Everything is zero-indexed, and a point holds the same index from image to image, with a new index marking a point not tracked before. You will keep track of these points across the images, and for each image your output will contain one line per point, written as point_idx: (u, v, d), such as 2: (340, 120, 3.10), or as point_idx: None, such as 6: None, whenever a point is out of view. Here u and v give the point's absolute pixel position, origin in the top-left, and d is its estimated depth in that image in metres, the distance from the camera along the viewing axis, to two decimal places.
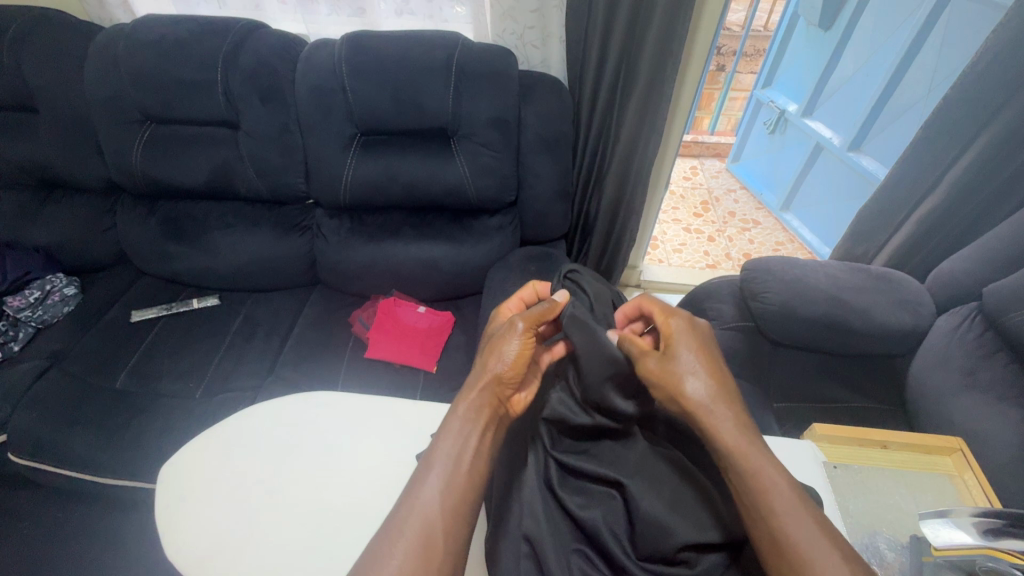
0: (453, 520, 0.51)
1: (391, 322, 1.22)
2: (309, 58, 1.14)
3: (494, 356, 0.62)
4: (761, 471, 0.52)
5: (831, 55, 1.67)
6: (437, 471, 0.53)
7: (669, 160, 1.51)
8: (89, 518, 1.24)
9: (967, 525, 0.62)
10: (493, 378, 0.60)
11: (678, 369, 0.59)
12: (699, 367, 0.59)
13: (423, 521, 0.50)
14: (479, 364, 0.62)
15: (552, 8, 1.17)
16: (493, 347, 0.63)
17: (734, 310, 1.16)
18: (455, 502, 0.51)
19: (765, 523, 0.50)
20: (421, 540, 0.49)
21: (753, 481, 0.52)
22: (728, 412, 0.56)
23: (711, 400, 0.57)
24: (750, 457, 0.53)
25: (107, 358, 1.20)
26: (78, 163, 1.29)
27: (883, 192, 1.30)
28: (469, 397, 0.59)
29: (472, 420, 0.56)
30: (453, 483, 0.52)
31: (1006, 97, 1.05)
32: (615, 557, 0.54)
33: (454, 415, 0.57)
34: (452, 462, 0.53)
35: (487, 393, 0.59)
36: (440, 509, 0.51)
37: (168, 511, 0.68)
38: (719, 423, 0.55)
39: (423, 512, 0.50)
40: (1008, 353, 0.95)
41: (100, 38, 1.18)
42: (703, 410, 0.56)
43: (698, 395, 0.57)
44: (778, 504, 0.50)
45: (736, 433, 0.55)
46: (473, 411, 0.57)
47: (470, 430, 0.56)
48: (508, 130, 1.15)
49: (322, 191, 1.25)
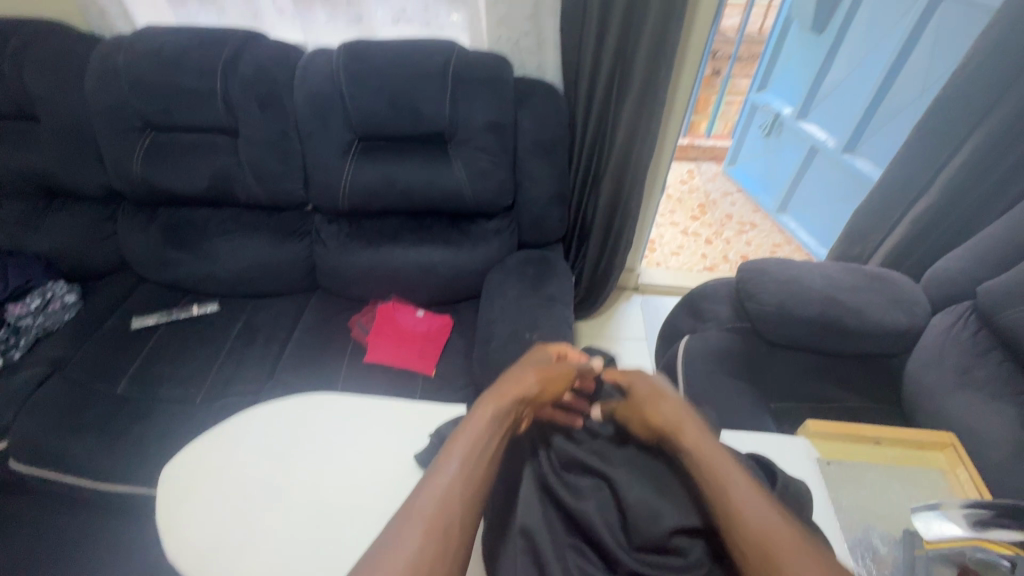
0: (471, 506, 0.50)
1: (390, 326, 1.23)
2: (308, 66, 1.16)
3: (537, 370, 0.65)
4: (727, 479, 0.52)
5: (824, 59, 1.69)
6: (459, 460, 0.53)
7: (665, 163, 1.52)
8: (89, 525, 1.24)
9: (957, 516, 0.64)
10: (532, 386, 0.62)
11: (648, 395, 0.62)
12: (660, 394, 0.62)
13: (442, 505, 0.49)
14: (511, 375, 0.64)
15: (547, 14, 1.18)
16: (520, 372, 0.64)
17: (730, 310, 1.19)
18: (472, 490, 0.51)
19: (723, 510, 0.50)
20: (441, 524, 0.48)
21: (716, 482, 0.52)
22: (695, 431, 0.57)
23: (679, 420, 0.58)
24: (715, 466, 0.53)
25: (108, 364, 1.21)
26: (78, 171, 1.31)
27: (878, 193, 1.31)
28: (503, 397, 0.60)
29: (499, 418, 0.58)
30: (474, 473, 0.52)
31: (997, 97, 1.07)
32: (609, 545, 0.54)
33: (479, 414, 0.58)
34: (473, 454, 0.54)
35: (522, 397, 0.61)
36: (460, 496, 0.50)
37: (169, 511, 0.68)
38: (684, 433, 0.57)
39: (443, 497, 0.50)
40: (1003, 351, 0.96)
41: (101, 48, 1.20)
42: (668, 429, 0.58)
43: (665, 419, 0.59)
44: (740, 502, 0.50)
45: (698, 444, 0.56)
46: (501, 413, 0.58)
47: (495, 429, 0.57)
48: (505, 135, 1.17)
49: (322, 197, 1.27)
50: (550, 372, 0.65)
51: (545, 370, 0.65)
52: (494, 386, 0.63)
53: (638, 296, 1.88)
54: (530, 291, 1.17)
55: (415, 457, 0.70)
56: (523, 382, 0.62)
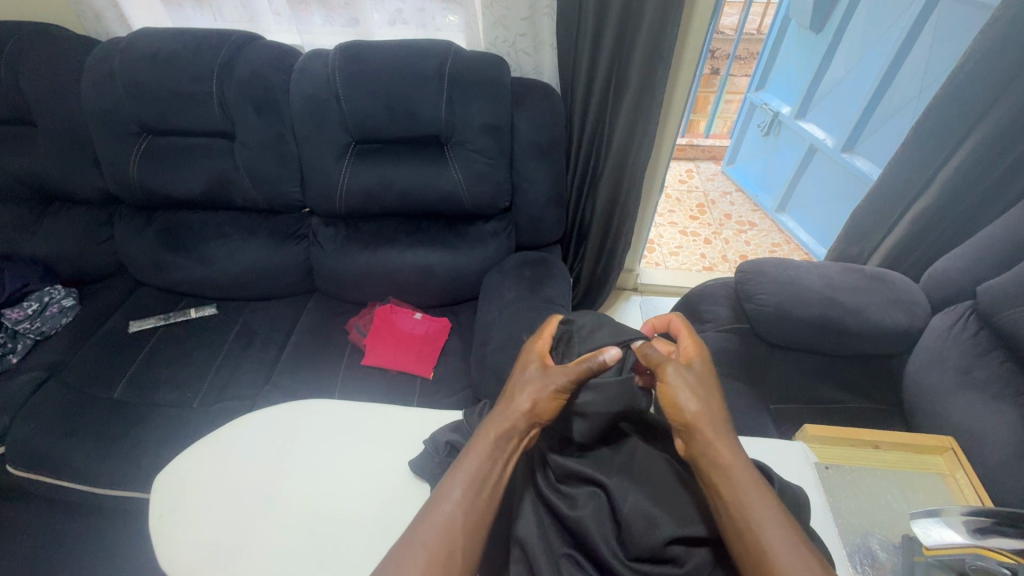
0: (472, 538, 0.51)
1: (388, 329, 1.22)
2: (304, 69, 1.16)
3: (537, 385, 0.62)
4: (760, 522, 0.51)
5: (822, 57, 1.68)
6: (461, 488, 0.54)
7: (663, 164, 1.52)
8: (88, 529, 1.24)
9: (957, 523, 0.64)
10: (533, 405, 0.60)
11: (688, 386, 0.60)
12: (703, 388, 0.61)
13: (444, 532, 0.51)
14: (511, 394, 0.62)
15: (544, 15, 1.17)
16: (522, 387, 0.62)
17: (729, 312, 1.17)
18: (474, 519, 0.52)
19: (746, 548, 0.50)
20: (443, 551, 0.50)
21: (742, 510, 0.52)
22: (729, 439, 0.57)
23: (715, 423, 0.58)
24: (750, 502, 0.52)
25: (105, 369, 1.21)
26: (75, 175, 1.30)
27: (878, 192, 1.30)
28: (506, 423, 0.59)
29: (500, 445, 0.57)
30: (475, 501, 0.53)
31: (994, 96, 1.06)
32: (604, 558, 0.54)
33: (480, 438, 0.58)
34: (477, 481, 0.54)
35: (527, 414, 0.59)
36: (460, 527, 0.52)
37: (160, 520, 0.68)
38: (720, 442, 0.56)
39: (446, 527, 0.51)
40: (1003, 352, 0.94)
41: (97, 52, 1.19)
42: (706, 428, 0.57)
43: (702, 418, 0.58)
44: (764, 526, 0.51)
45: (731, 456, 0.55)
46: (502, 437, 0.58)
47: (497, 456, 0.57)
48: (501, 136, 1.16)
49: (319, 200, 1.26)
50: (568, 376, 0.62)
51: (555, 383, 0.61)
52: (497, 407, 0.61)
53: (638, 296, 1.88)
54: (527, 293, 1.16)
55: (410, 465, 0.69)
56: (525, 401, 0.60)
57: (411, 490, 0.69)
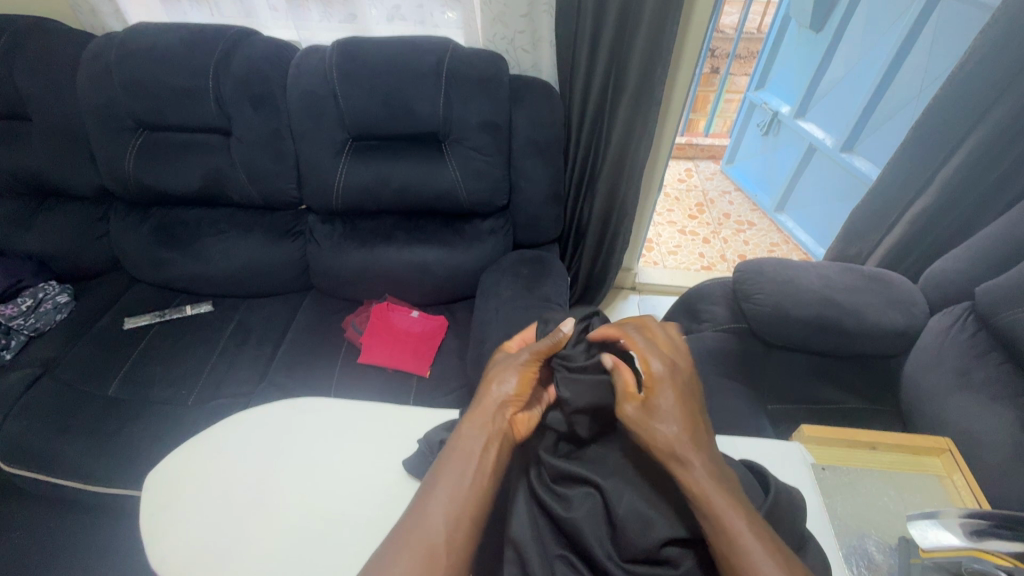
0: (456, 535, 0.51)
1: (384, 327, 1.21)
2: (300, 64, 1.15)
3: (508, 371, 0.63)
4: (744, 545, 0.50)
5: (822, 56, 1.67)
6: (445, 484, 0.54)
7: (662, 163, 1.51)
8: (82, 526, 1.24)
9: (953, 525, 0.63)
10: (509, 392, 0.61)
11: (653, 417, 0.57)
12: (671, 413, 0.57)
13: (428, 531, 0.51)
14: (486, 384, 0.63)
15: (543, 12, 1.16)
16: (496, 377, 0.63)
17: (727, 312, 1.17)
18: (458, 512, 0.52)
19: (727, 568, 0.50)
20: (428, 548, 0.49)
21: (722, 534, 0.51)
22: (699, 462, 0.54)
23: (683, 449, 0.55)
24: (726, 526, 0.51)
25: (99, 366, 1.20)
26: (69, 170, 1.29)
27: (877, 191, 1.30)
28: (482, 412, 0.59)
29: (478, 436, 0.57)
30: (457, 495, 0.53)
31: (995, 97, 1.05)
32: (597, 558, 0.54)
33: (461, 432, 0.58)
34: (459, 476, 0.54)
35: (501, 402, 0.60)
36: (443, 525, 0.51)
37: (151, 520, 0.67)
38: (687, 473, 0.54)
39: (428, 523, 0.51)
40: (1002, 353, 0.94)
41: (92, 46, 1.18)
42: (673, 460, 0.55)
43: (668, 449, 0.55)
44: (744, 549, 0.49)
45: (699, 490, 0.53)
46: (478, 426, 0.58)
47: (475, 447, 0.56)
48: (499, 134, 1.15)
49: (315, 197, 1.26)
50: (530, 353, 0.65)
51: (518, 360, 0.64)
52: (474, 399, 0.62)
53: (636, 295, 1.87)
54: (525, 292, 1.15)
55: (404, 465, 0.69)
56: (497, 388, 0.61)
57: (405, 490, 0.68)
